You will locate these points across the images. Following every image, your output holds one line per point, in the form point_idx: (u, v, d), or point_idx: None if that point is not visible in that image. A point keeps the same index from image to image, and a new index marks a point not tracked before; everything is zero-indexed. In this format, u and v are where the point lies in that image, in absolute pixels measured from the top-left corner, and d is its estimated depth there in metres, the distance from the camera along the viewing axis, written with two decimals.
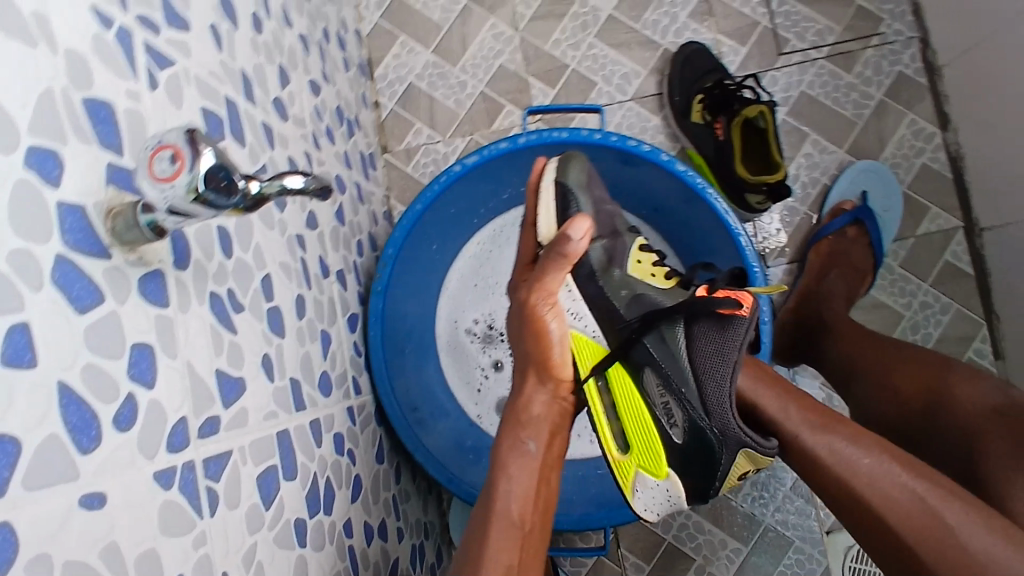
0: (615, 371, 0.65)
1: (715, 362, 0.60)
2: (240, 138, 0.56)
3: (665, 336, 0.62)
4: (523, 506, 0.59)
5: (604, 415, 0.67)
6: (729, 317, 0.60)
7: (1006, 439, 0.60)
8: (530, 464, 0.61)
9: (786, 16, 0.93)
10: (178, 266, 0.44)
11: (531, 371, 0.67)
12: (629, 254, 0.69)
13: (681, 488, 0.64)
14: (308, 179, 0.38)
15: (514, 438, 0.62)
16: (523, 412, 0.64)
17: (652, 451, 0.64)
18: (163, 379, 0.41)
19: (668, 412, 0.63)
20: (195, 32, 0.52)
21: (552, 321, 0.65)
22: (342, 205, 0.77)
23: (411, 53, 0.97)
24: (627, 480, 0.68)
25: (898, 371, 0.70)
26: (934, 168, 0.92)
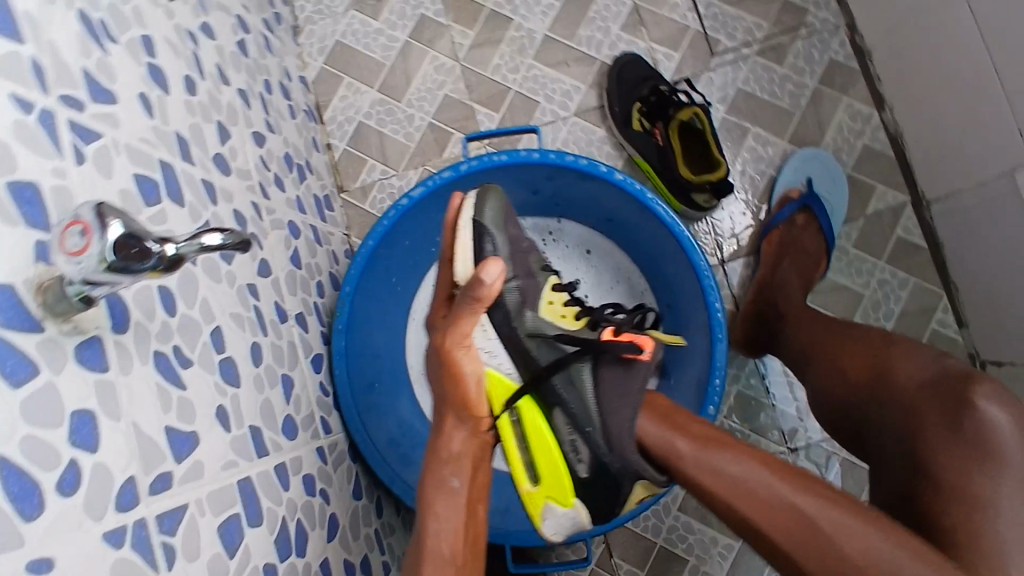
0: (528, 404, 0.67)
1: (620, 402, 0.65)
2: (179, 198, 0.58)
3: (574, 379, 0.66)
4: (454, 543, 0.62)
5: (516, 448, 0.69)
6: (632, 360, 0.65)
7: (942, 416, 0.60)
8: (456, 502, 0.63)
9: (715, 17, 0.96)
10: (117, 330, 0.45)
11: (449, 411, 0.67)
12: (542, 296, 0.71)
13: (586, 513, 0.69)
14: (227, 234, 0.39)
15: (438, 476, 0.64)
16: (443, 452, 0.65)
17: (560, 481, 0.68)
18: (107, 441, 0.43)
19: (575, 446, 0.67)
20: (123, 103, 0.54)
21: (466, 362, 0.66)
22: (298, 250, 0.79)
23: (357, 94, 0.99)
24: (536, 509, 0.71)
25: (844, 353, 0.72)
26: (876, 148, 0.94)
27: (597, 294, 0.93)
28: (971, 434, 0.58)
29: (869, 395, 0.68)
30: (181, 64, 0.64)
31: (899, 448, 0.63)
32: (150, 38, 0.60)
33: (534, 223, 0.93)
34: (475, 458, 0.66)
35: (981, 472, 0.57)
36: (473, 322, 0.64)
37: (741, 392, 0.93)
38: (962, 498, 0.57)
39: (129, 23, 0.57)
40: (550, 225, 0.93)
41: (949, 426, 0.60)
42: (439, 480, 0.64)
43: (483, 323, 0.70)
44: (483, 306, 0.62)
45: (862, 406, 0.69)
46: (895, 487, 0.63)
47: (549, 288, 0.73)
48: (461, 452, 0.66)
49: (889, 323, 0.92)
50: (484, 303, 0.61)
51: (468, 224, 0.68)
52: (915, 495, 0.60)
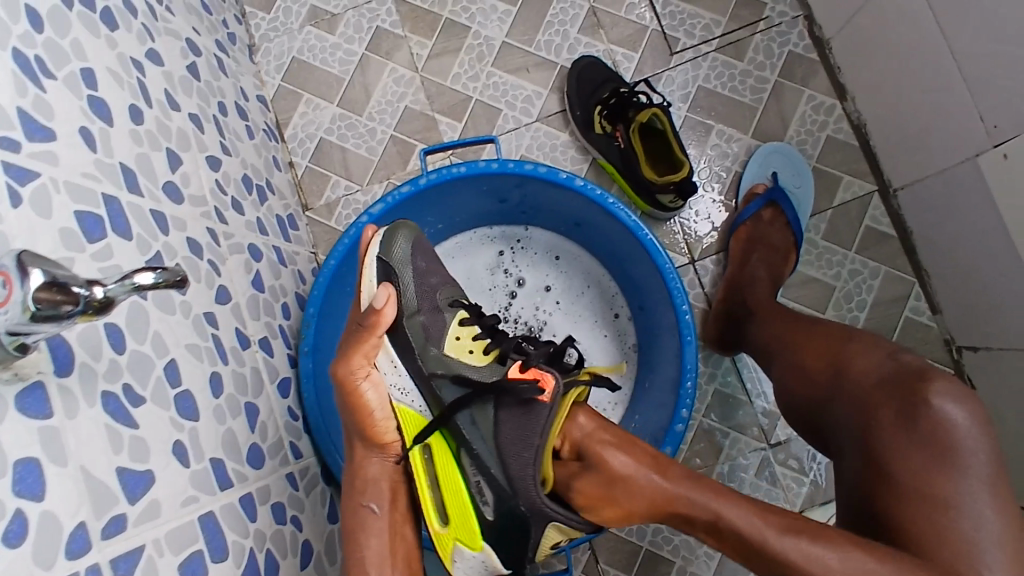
0: (438, 442, 0.70)
1: (520, 446, 0.64)
2: (126, 232, 0.57)
3: (475, 417, 0.68)
4: (381, 569, 0.66)
5: (428, 488, 0.70)
6: (533, 402, 0.64)
7: (896, 412, 0.62)
8: (379, 528, 0.68)
9: (672, 16, 0.97)
10: (61, 373, 0.44)
11: (357, 442, 0.71)
12: (448, 332, 0.73)
13: (496, 560, 0.68)
14: (160, 273, 0.38)
15: (357, 506, 0.69)
16: (358, 480, 0.70)
17: (467, 522, 0.68)
18: (55, 489, 0.41)
19: (481, 488, 0.67)
20: (63, 139, 0.53)
21: (369, 391, 0.70)
22: (259, 273, 0.78)
23: (318, 110, 0.98)
24: (445, 551, 0.71)
25: (804, 347, 0.74)
26: (839, 138, 0.95)
27: (568, 300, 0.92)
28: (926, 430, 0.60)
29: (829, 389, 0.69)
30: (126, 93, 0.63)
31: (856, 440, 0.65)
32: (92, 70, 0.59)
33: (503, 232, 0.93)
34: (394, 483, 0.71)
35: (945, 475, 0.58)
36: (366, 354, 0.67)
37: (718, 391, 0.92)
38: (928, 498, 0.58)
39: (67, 56, 0.56)
40: (517, 233, 0.93)
41: (904, 424, 0.61)
42: (359, 509, 0.68)
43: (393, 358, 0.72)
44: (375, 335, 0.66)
45: (821, 400, 0.70)
46: (853, 482, 0.64)
47: (458, 322, 0.75)
48: (377, 479, 0.70)
49: (862, 314, 0.92)
50: (376, 328, 0.65)
51: (374, 260, 0.73)
52: (875, 492, 0.62)
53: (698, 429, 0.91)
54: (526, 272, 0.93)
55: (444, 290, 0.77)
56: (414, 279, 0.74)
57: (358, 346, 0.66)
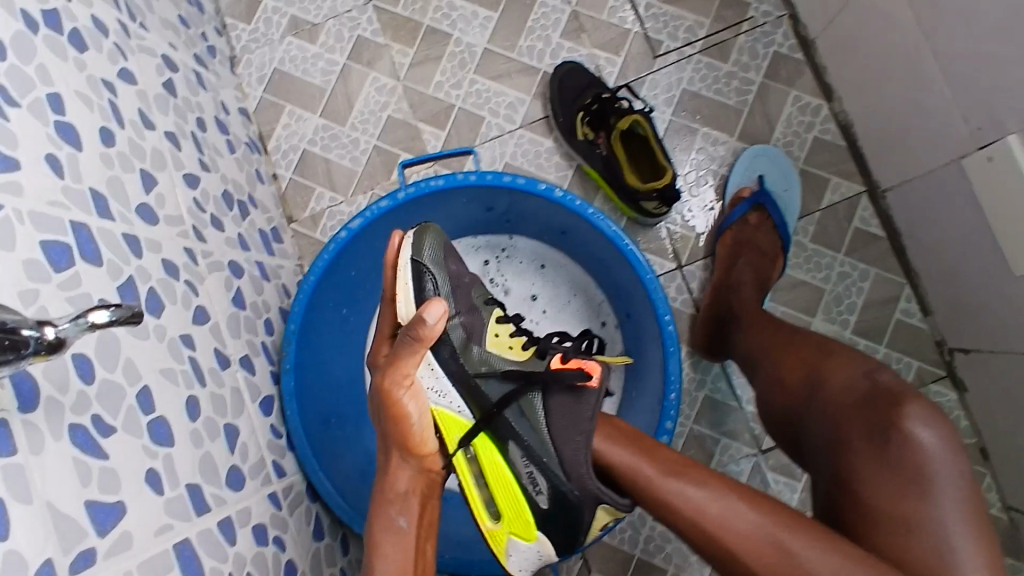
0: (482, 442, 0.68)
1: (571, 432, 0.66)
2: (96, 259, 0.56)
3: (525, 409, 0.67)
4: None
5: (475, 485, 0.70)
6: (582, 388, 0.67)
7: (866, 430, 0.62)
8: (403, 542, 0.65)
9: (655, 18, 0.96)
10: (24, 409, 0.44)
11: (394, 451, 0.69)
12: (488, 329, 0.73)
13: (551, 546, 0.68)
14: (114, 310, 0.38)
15: (386, 517, 0.66)
16: (389, 491, 0.68)
17: (520, 516, 0.68)
18: (19, 526, 0.41)
19: (534, 479, 0.67)
20: (28, 169, 0.52)
21: (409, 402, 0.67)
22: (240, 290, 0.77)
23: (300, 121, 0.97)
24: (500, 546, 0.71)
25: (784, 361, 0.73)
26: (827, 139, 0.95)
27: (555, 308, 0.92)
28: (897, 452, 0.59)
29: (807, 406, 0.69)
30: (96, 116, 0.63)
31: (831, 457, 0.64)
32: (59, 95, 0.58)
33: (487, 241, 0.92)
34: (422, 495, 0.68)
35: (916, 497, 0.58)
36: (413, 363, 0.66)
37: (709, 397, 0.92)
38: (908, 523, 0.57)
39: (33, 82, 0.55)
40: (502, 242, 0.92)
41: (876, 446, 0.61)
42: (387, 519, 0.66)
43: (429, 361, 0.70)
44: (424, 347, 0.65)
45: (799, 415, 0.70)
46: (829, 504, 0.64)
47: (495, 319, 0.75)
48: (408, 490, 0.68)
49: (852, 317, 0.92)
50: (423, 341, 0.64)
51: (409, 263, 0.71)
52: (846, 514, 0.61)
53: (688, 436, 0.90)
54: (512, 281, 0.92)
55: (476, 287, 0.76)
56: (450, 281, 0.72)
57: (407, 354, 0.66)
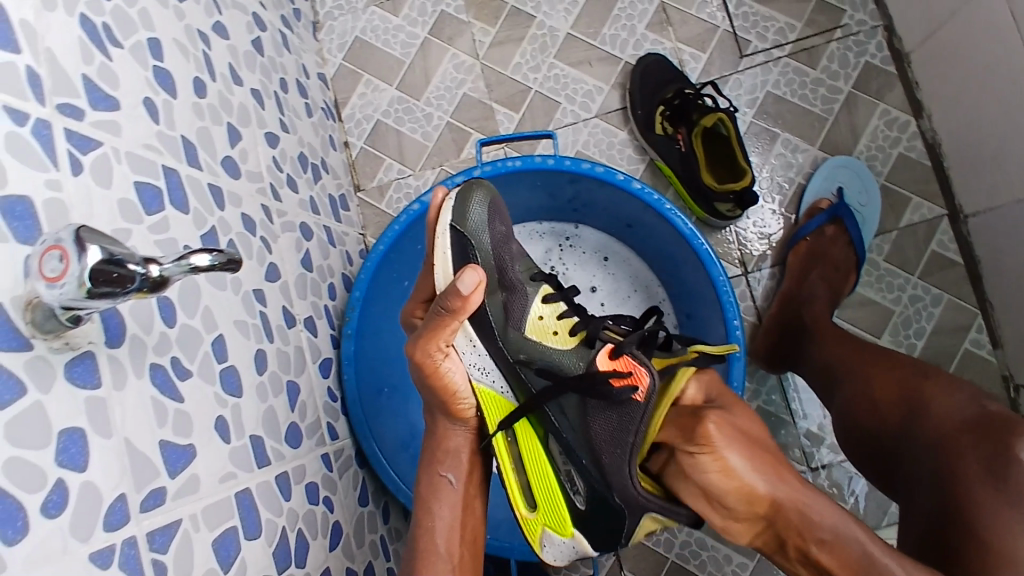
0: (524, 426, 0.71)
1: (614, 446, 0.63)
2: (183, 206, 0.57)
3: (564, 406, 0.67)
4: (449, 538, 0.66)
5: (512, 471, 0.71)
6: (626, 401, 0.62)
7: (977, 456, 0.61)
8: (452, 498, 0.68)
9: (745, 17, 0.94)
10: (111, 344, 0.45)
11: (440, 415, 0.73)
12: (530, 310, 0.71)
13: (586, 543, 0.67)
14: (216, 255, 0.38)
15: (433, 475, 0.70)
16: (440, 451, 0.72)
17: (556, 510, 0.68)
18: (96, 459, 0.42)
19: (572, 478, 0.69)
20: (126, 110, 0.53)
21: (453, 369, 0.70)
22: (309, 252, 0.78)
23: (376, 91, 0.98)
24: (535, 537, 0.70)
25: (876, 378, 0.72)
26: (912, 157, 0.92)
27: (614, 302, 0.91)
28: (1014, 487, 0.58)
29: (903, 428, 0.68)
30: (191, 65, 0.63)
31: (928, 476, 0.63)
32: (159, 41, 0.59)
33: (552, 228, 0.91)
34: (473, 456, 0.72)
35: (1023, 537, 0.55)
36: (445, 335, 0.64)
37: (762, 408, 0.90)
38: (993, 555, 0.55)
39: (135, 26, 0.56)
40: (567, 230, 0.91)
41: (989, 477, 0.59)
42: (436, 479, 0.69)
43: (472, 340, 0.71)
44: (459, 314, 0.61)
45: (892, 436, 0.69)
46: (925, 521, 0.61)
47: (540, 299, 0.72)
48: (459, 450, 0.72)
49: (920, 342, 0.89)
50: (461, 314, 0.60)
51: (447, 228, 0.68)
52: (945, 529, 0.59)
53: None
54: (573, 271, 0.91)
55: (521, 261, 0.74)
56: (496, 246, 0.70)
57: (437, 329, 0.63)
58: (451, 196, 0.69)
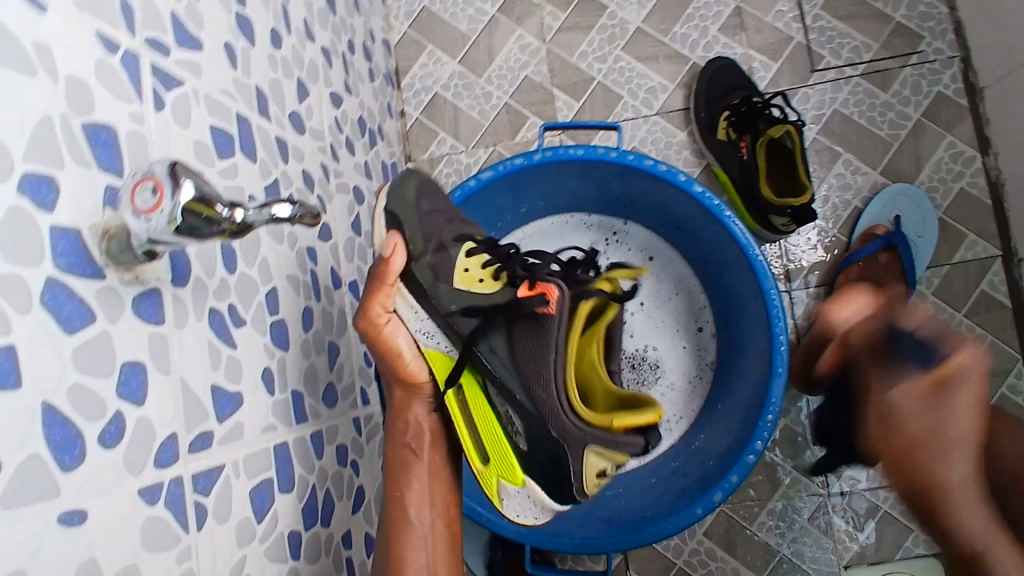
0: (469, 381, 0.68)
1: (536, 365, 0.63)
2: (251, 155, 0.57)
3: (495, 346, 0.66)
4: (422, 513, 0.66)
5: (465, 429, 0.68)
6: (540, 317, 0.63)
7: None
8: (419, 470, 0.67)
9: (821, 31, 0.93)
10: (177, 283, 0.45)
11: (395, 383, 0.68)
12: (455, 263, 0.67)
13: (540, 492, 0.66)
14: (297, 207, 0.38)
15: (400, 446, 0.68)
16: (401, 422, 0.68)
17: (505, 460, 0.67)
18: (154, 396, 0.42)
19: (512, 420, 0.67)
20: (208, 53, 0.53)
21: (399, 337, 0.65)
22: (359, 216, 0.78)
23: (438, 64, 0.97)
24: (492, 489, 0.70)
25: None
26: (973, 192, 0.90)
27: (654, 303, 0.91)
28: None
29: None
30: (270, 16, 0.63)
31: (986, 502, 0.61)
32: None
33: (600, 221, 0.91)
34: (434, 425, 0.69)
35: None
36: (382, 301, 0.64)
37: (789, 426, 0.92)
38: None
39: None
40: (615, 225, 0.91)
41: None
42: (401, 451, 0.68)
43: (415, 306, 0.66)
44: (389, 282, 0.63)
45: None
46: None
47: (464, 254, 0.68)
48: (419, 420, 0.69)
49: None
50: (386, 278, 0.63)
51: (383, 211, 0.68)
52: None
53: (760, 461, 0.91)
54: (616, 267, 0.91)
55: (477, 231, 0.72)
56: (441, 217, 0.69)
57: (374, 292, 0.64)
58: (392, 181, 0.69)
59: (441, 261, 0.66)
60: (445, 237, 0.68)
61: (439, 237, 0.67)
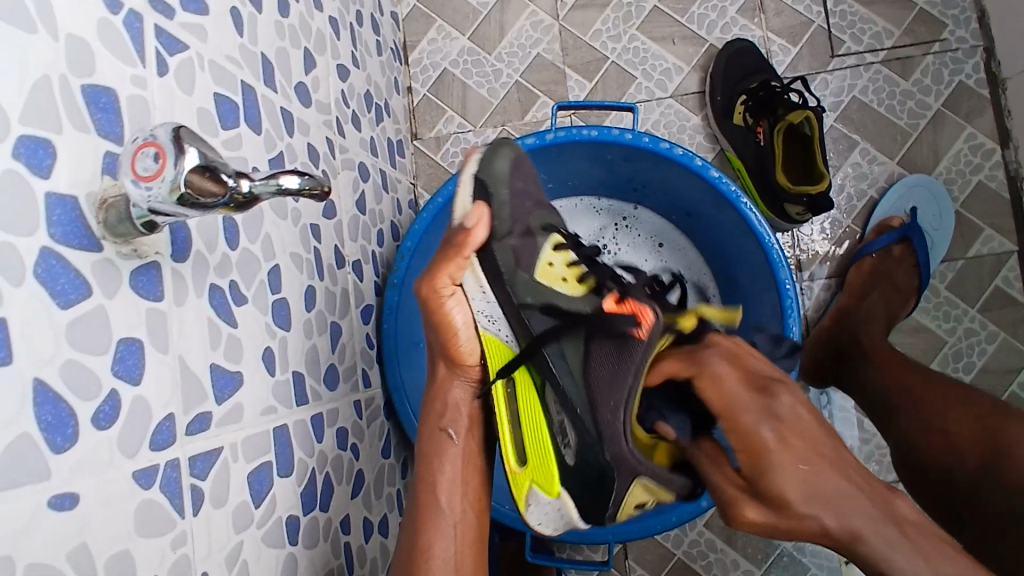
0: (523, 377, 0.66)
1: (611, 388, 0.60)
2: (256, 125, 0.55)
3: (565, 352, 0.64)
4: (451, 497, 0.64)
5: (507, 424, 0.64)
6: (628, 338, 0.60)
7: None
8: (453, 454, 0.65)
9: (842, 16, 0.91)
10: (177, 258, 0.43)
11: (442, 361, 0.67)
12: (540, 256, 0.66)
13: (573, 507, 0.67)
14: (306, 179, 0.36)
15: (435, 428, 0.66)
16: (440, 402, 0.66)
17: (547, 466, 0.66)
18: (151, 374, 0.40)
19: (563, 428, 0.66)
20: (214, 17, 0.50)
21: (457, 310, 0.63)
22: (364, 193, 0.76)
23: (447, 39, 0.94)
24: (520, 492, 0.68)
25: (951, 409, 0.70)
26: (991, 186, 0.89)
27: None
28: None
29: (976, 463, 0.66)
30: None
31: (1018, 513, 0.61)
32: None
33: (610, 206, 0.89)
34: (473, 408, 0.67)
35: None
36: (454, 273, 0.61)
37: None
38: None
39: None
40: (625, 210, 0.89)
41: None
42: (436, 434, 0.66)
43: (484, 286, 0.64)
44: (464, 254, 0.60)
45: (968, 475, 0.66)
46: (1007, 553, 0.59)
47: (551, 246, 0.67)
48: (459, 403, 0.66)
49: (968, 376, 0.87)
50: (463, 249, 0.60)
51: (470, 178, 0.64)
52: None
53: None
54: (626, 252, 0.89)
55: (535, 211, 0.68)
56: (509, 199, 0.64)
57: (445, 264, 0.61)
58: (482, 148, 0.66)
59: (524, 246, 0.64)
60: (531, 223, 0.66)
61: (525, 222, 0.65)
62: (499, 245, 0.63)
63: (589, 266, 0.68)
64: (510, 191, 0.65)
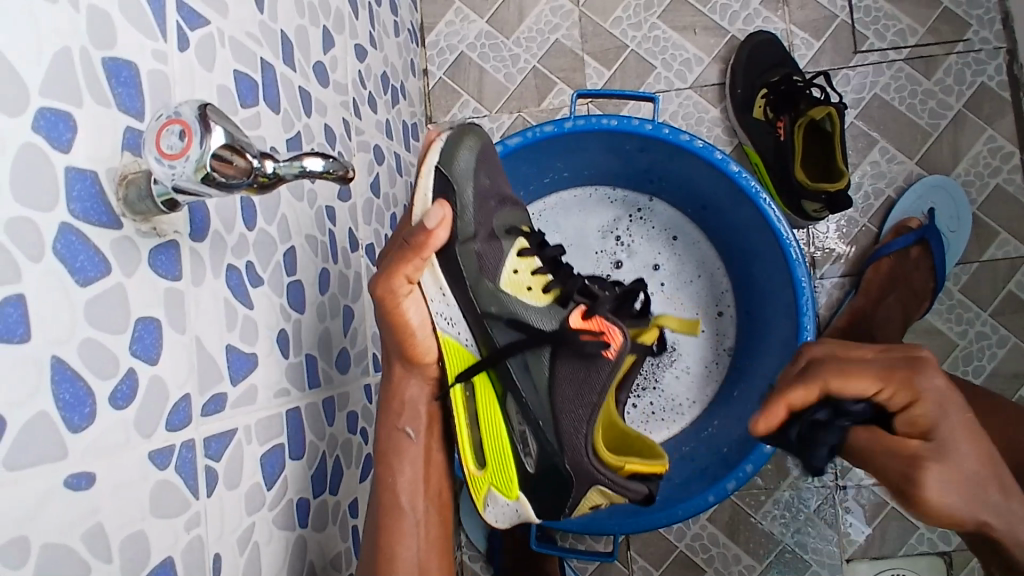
0: (482, 381, 0.65)
1: (576, 399, 0.62)
2: (274, 104, 0.54)
3: (529, 364, 0.63)
4: (411, 497, 0.63)
5: (465, 427, 0.65)
6: (595, 357, 0.62)
7: None
8: (413, 454, 0.64)
9: (867, 12, 0.89)
10: (195, 237, 0.42)
11: (396, 362, 0.64)
12: (505, 264, 0.64)
13: (530, 510, 0.66)
14: (329, 162, 0.36)
15: (392, 429, 0.64)
16: (396, 402, 0.64)
17: (505, 471, 0.65)
18: (167, 353, 0.40)
19: (525, 439, 0.64)
20: None
21: (411, 309, 0.61)
22: (378, 176, 0.75)
23: (465, 22, 0.93)
24: (479, 494, 0.68)
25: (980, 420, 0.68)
26: (1009, 190, 0.88)
27: (674, 284, 0.89)
28: None
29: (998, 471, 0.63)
30: None
31: None
32: None
33: (624, 197, 0.88)
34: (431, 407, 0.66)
35: None
36: (411, 273, 0.58)
37: None
38: None
39: None
40: (640, 202, 0.88)
41: None
42: (395, 434, 0.64)
43: (443, 288, 0.62)
44: (422, 254, 0.58)
45: None
46: None
47: (515, 253, 0.65)
48: (416, 402, 0.65)
49: (977, 380, 0.87)
50: (422, 251, 0.57)
51: (432, 170, 0.61)
52: None
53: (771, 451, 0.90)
54: (638, 244, 0.88)
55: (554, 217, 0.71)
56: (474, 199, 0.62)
57: (401, 264, 0.58)
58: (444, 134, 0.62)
59: (489, 252, 0.63)
60: (495, 225, 0.64)
61: (489, 225, 0.64)
62: (460, 245, 0.61)
63: (553, 271, 0.66)
64: (476, 189, 0.62)
